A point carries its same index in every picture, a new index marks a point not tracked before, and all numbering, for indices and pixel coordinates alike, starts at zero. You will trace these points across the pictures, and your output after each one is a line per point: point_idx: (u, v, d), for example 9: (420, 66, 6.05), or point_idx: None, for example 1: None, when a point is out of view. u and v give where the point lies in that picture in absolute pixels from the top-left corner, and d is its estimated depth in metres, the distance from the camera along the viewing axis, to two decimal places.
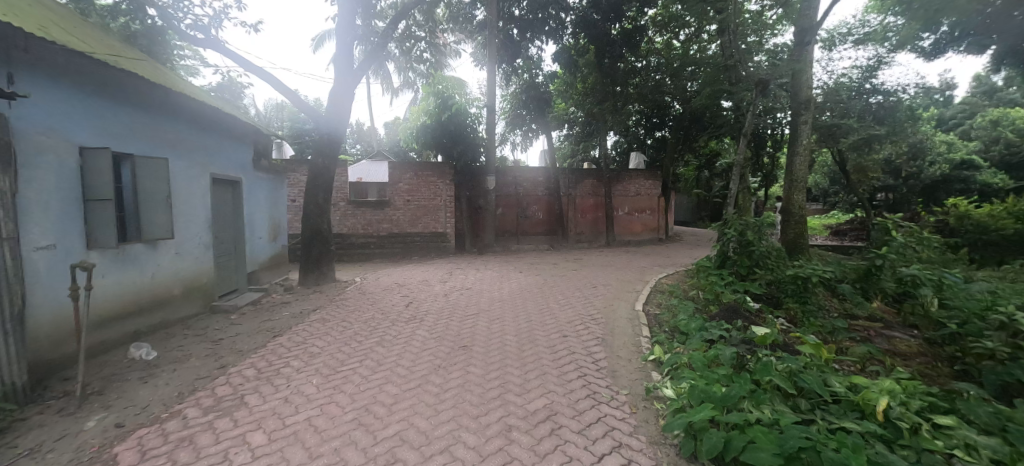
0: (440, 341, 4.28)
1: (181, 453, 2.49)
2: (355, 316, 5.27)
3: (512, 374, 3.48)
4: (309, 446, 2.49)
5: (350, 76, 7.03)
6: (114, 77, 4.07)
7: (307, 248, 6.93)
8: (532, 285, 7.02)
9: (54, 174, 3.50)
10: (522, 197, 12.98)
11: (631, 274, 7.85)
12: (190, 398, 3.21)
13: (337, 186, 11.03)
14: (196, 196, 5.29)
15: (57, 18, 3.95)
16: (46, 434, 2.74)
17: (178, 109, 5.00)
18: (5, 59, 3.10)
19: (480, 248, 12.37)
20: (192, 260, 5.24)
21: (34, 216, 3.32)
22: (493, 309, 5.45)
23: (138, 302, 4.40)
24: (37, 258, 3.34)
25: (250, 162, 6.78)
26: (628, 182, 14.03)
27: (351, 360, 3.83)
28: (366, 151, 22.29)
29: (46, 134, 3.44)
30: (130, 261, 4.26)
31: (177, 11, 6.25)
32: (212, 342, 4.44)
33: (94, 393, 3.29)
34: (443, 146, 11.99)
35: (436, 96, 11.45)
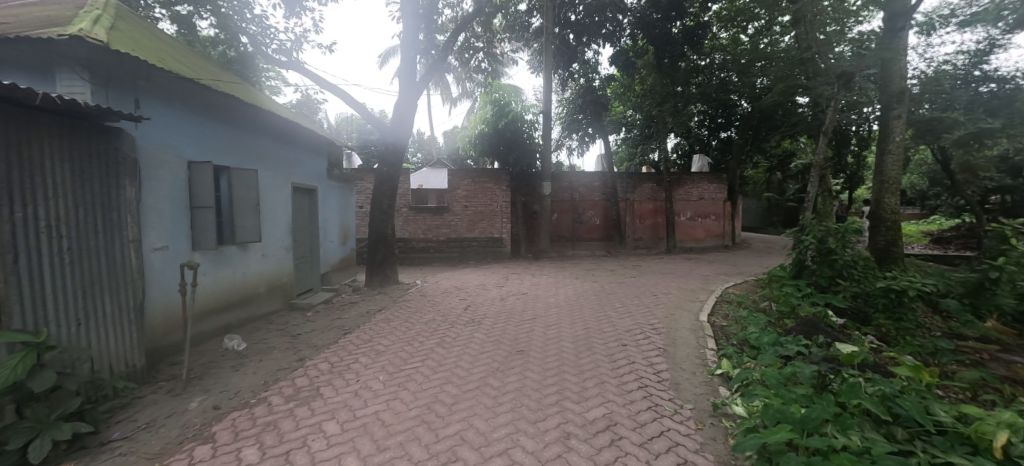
0: (497, 344, 4.35)
1: (267, 436, 2.76)
2: (418, 317, 5.51)
3: (570, 381, 3.44)
4: (378, 438, 2.65)
5: (413, 89, 7.39)
6: (215, 99, 4.62)
7: (373, 251, 7.36)
8: (589, 291, 6.91)
9: (168, 185, 4.04)
10: (578, 202, 12.92)
11: (694, 283, 7.48)
12: (273, 387, 3.53)
13: (401, 193, 11.68)
14: (280, 203, 5.84)
15: (172, 50, 4.60)
16: (159, 411, 3.16)
17: (266, 125, 5.57)
18: (132, 88, 3.66)
19: (535, 253, 12.39)
20: (275, 261, 5.78)
21: (153, 222, 3.86)
22: (550, 315, 5.45)
23: (231, 298, 4.93)
24: (154, 258, 3.87)
25: (324, 171, 7.35)
26: (690, 186, 13.41)
27: (414, 359, 4.00)
28: (426, 161, 23.36)
29: (163, 150, 3.98)
30: (226, 261, 4.80)
31: (266, 38, 7.04)
32: (291, 336, 4.86)
33: (196, 377, 3.73)
34: (500, 153, 12.25)
35: (493, 104, 11.92)
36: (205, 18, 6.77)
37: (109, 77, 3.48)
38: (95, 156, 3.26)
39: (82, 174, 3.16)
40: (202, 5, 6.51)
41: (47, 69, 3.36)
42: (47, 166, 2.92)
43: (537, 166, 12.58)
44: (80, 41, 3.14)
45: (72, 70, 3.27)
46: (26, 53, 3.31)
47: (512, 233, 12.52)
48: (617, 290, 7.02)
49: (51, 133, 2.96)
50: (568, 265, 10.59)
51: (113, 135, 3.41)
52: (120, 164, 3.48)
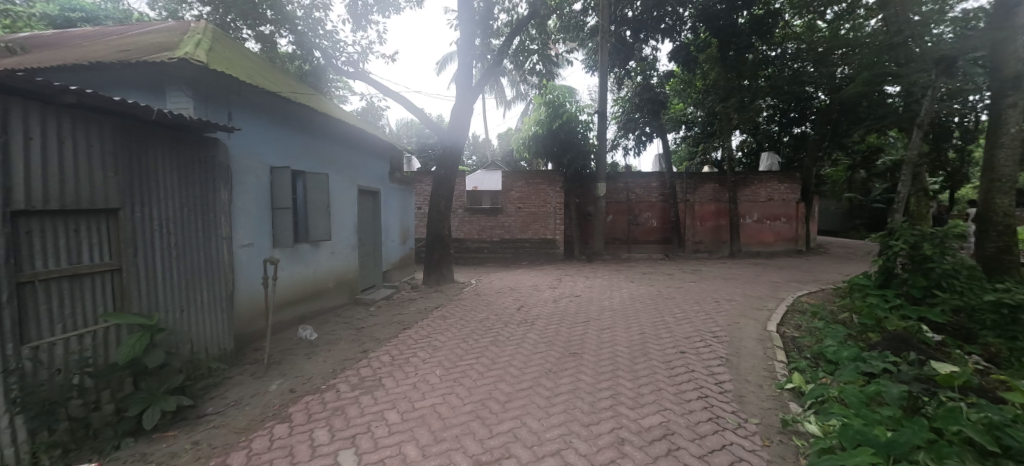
0: (550, 346, 4.35)
1: (336, 420, 2.99)
2: (472, 316, 5.66)
3: (624, 386, 3.37)
4: (434, 430, 2.77)
5: (470, 93, 7.60)
6: (293, 110, 5.07)
7: (431, 251, 7.66)
8: (645, 295, 6.70)
9: (254, 188, 4.50)
10: (634, 203, 12.63)
11: (761, 290, 6.98)
12: (340, 375, 3.80)
13: (456, 195, 12.09)
14: (347, 205, 6.27)
15: (258, 67, 5.11)
16: (244, 391, 3.54)
17: (335, 132, 6.00)
18: (226, 102, 4.12)
19: (589, 255, 12.23)
20: (343, 258, 6.22)
21: (241, 222, 4.32)
22: (604, 319, 5.36)
23: (305, 292, 5.38)
24: (242, 254, 4.34)
25: (386, 174, 7.77)
26: (756, 186, 12.56)
27: (468, 356, 4.13)
28: (480, 163, 23.94)
29: (250, 157, 4.44)
30: (301, 257, 5.25)
31: (335, 51, 7.59)
32: (356, 329, 5.20)
33: (275, 362, 4.13)
34: (554, 154, 12.25)
35: (547, 105, 11.91)
36: (284, 36, 7.43)
37: (208, 93, 3.95)
38: (197, 163, 3.72)
39: (187, 179, 3.63)
40: (282, 24, 7.15)
41: (158, 88, 3.86)
42: (160, 172, 3.39)
43: (591, 167, 12.42)
44: (186, 63, 3.59)
45: (180, 89, 3.74)
46: (142, 75, 3.83)
47: (565, 235, 12.47)
48: (676, 294, 6.74)
49: (165, 143, 3.43)
50: (623, 267, 10.35)
51: (211, 144, 3.88)
52: (217, 170, 3.94)
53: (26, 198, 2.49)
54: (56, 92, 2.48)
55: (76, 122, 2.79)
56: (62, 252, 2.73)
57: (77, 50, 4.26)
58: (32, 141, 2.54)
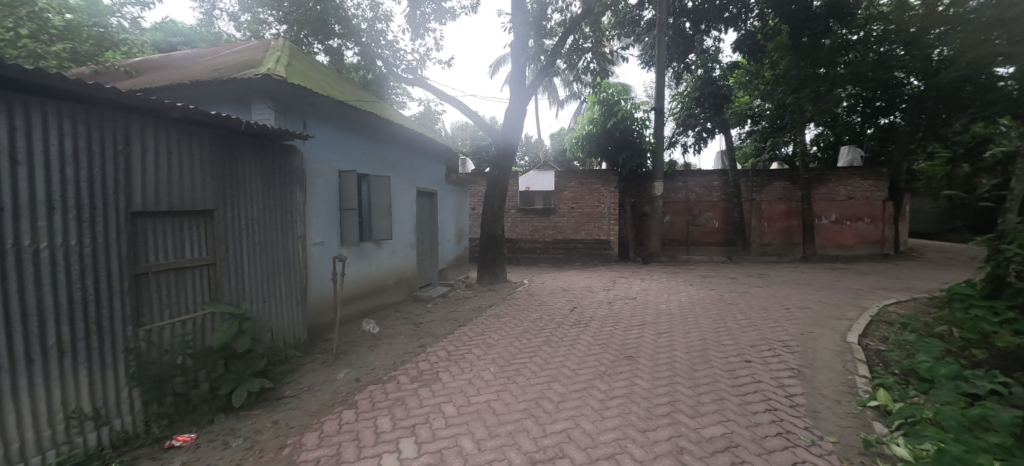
0: (604, 348, 4.29)
1: (397, 410, 3.16)
2: (526, 315, 5.72)
3: (683, 393, 3.25)
4: (489, 425, 2.84)
5: (524, 94, 7.67)
6: (359, 117, 5.42)
7: (485, 251, 7.83)
8: (706, 300, 6.39)
9: (324, 191, 4.87)
10: (694, 203, 12.08)
11: (840, 297, 6.38)
12: (401, 367, 4.01)
13: (510, 195, 12.29)
14: (406, 206, 6.58)
15: (329, 79, 5.53)
16: (316, 377, 3.85)
17: (396, 137, 6.33)
18: (301, 112, 4.50)
19: (645, 256, 11.88)
20: (402, 256, 6.54)
21: (314, 222, 4.70)
22: (661, 322, 5.18)
23: (368, 288, 5.72)
24: (314, 251, 4.72)
25: (443, 176, 8.05)
26: (833, 183, 11.51)
27: (522, 355, 4.18)
28: (533, 163, 24.08)
29: (321, 162, 4.81)
30: (365, 255, 5.60)
31: (396, 60, 8.00)
32: (415, 324, 5.46)
33: (342, 353, 4.45)
34: (608, 154, 11.87)
35: (601, 104, 11.64)
36: (350, 49, 7.93)
37: (287, 105, 4.34)
38: (277, 169, 4.11)
39: (269, 183, 4.02)
40: (349, 38, 7.69)
41: (244, 101, 4.30)
42: (247, 177, 3.78)
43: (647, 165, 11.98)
44: (268, 79, 3.99)
45: (263, 101, 4.15)
46: (233, 91, 4.29)
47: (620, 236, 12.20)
48: (740, 299, 6.36)
49: (251, 151, 3.82)
50: (682, 270, 9.95)
51: (289, 151, 4.26)
52: (293, 175, 4.32)
53: (143, 201, 2.91)
54: (166, 109, 2.87)
55: (181, 135, 3.20)
56: (170, 248, 3.15)
57: (181, 71, 4.83)
58: (147, 151, 2.95)
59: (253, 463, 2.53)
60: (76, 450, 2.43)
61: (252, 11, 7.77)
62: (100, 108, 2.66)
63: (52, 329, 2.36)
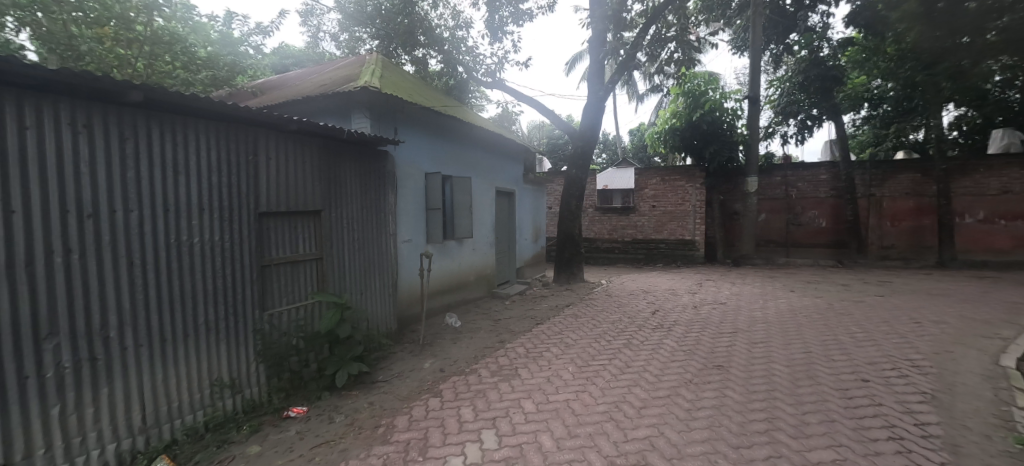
0: (690, 355, 4.05)
1: (479, 401, 3.31)
2: (605, 316, 5.62)
3: (784, 410, 2.95)
4: (569, 425, 2.85)
5: (602, 90, 7.50)
6: (444, 122, 5.72)
7: (562, 250, 7.82)
8: (811, 308, 5.72)
9: (412, 192, 5.22)
10: (795, 200, 10.87)
11: (991, 313, 5.29)
12: (482, 361, 4.18)
13: (588, 193, 12.28)
14: (486, 205, 6.81)
15: (417, 88, 5.92)
16: (405, 365, 4.16)
17: (477, 139, 6.57)
18: (393, 120, 4.88)
19: (736, 259, 11.02)
20: (482, 254, 6.78)
21: (403, 221, 5.08)
22: (757, 330, 4.76)
23: (450, 283, 6.02)
24: (403, 248, 5.10)
25: (520, 176, 8.19)
26: (981, 174, 9.59)
27: (601, 357, 4.11)
28: (610, 161, 23.57)
29: (410, 166, 5.16)
30: (448, 252, 5.90)
31: (475, 64, 8.30)
32: (494, 320, 5.65)
33: (428, 344, 4.75)
34: (693, 149, 11.11)
35: (686, 96, 10.92)
36: (434, 57, 8.39)
37: (381, 114, 4.73)
38: (373, 173, 4.50)
39: (366, 185, 4.42)
40: (432, 47, 8.12)
41: (345, 113, 4.78)
42: (348, 180, 4.21)
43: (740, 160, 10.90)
44: (365, 91, 4.39)
45: (361, 112, 4.57)
46: (336, 103, 4.78)
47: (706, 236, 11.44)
48: (854, 309, 5.59)
49: (352, 157, 4.24)
50: (779, 274, 9.04)
51: (383, 156, 4.64)
52: (386, 178, 4.70)
53: (267, 203, 3.38)
54: (284, 122, 3.29)
55: (297, 145, 3.66)
56: (289, 244, 3.63)
57: (294, 89, 5.50)
58: (271, 160, 3.42)
59: (353, 438, 2.83)
60: (217, 412, 2.94)
61: (351, 30, 8.58)
62: (237, 125, 3.15)
63: (203, 311, 2.89)
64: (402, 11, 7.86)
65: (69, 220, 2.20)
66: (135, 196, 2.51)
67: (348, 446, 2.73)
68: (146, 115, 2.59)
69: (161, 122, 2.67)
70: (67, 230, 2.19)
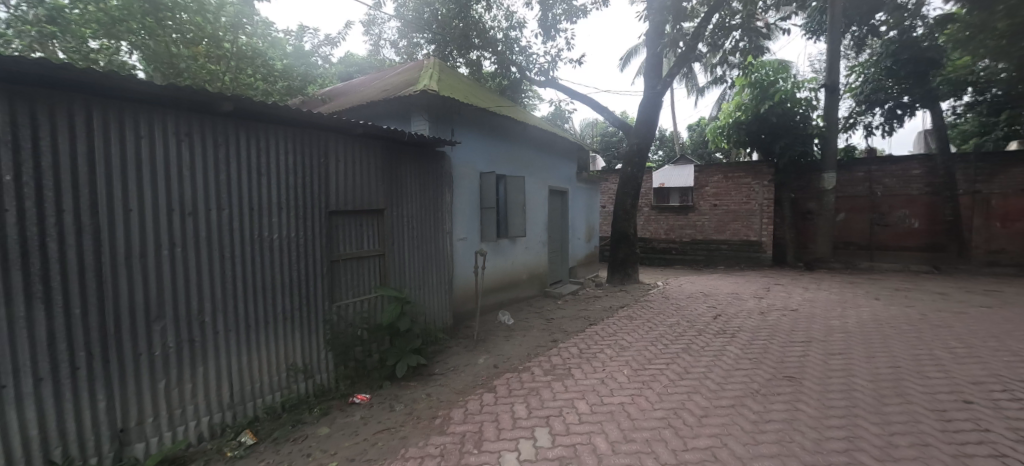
0: (757, 364, 3.81)
1: (532, 399, 3.34)
2: (662, 319, 5.44)
3: (867, 428, 2.68)
4: (624, 429, 2.80)
5: (661, 84, 7.23)
6: (499, 121, 5.81)
7: (616, 249, 7.65)
8: (900, 318, 5.14)
9: (468, 191, 5.36)
10: (880, 199, 9.81)
11: None
12: (535, 359, 4.21)
13: (644, 192, 11.99)
14: (539, 204, 6.82)
15: (472, 89, 6.07)
16: (461, 360, 4.29)
17: (531, 138, 6.59)
18: (450, 121, 5.02)
19: (811, 263, 10.24)
20: (535, 253, 6.82)
21: (459, 219, 5.23)
22: (834, 341, 4.37)
23: (504, 281, 6.11)
24: (459, 246, 5.26)
25: (574, 174, 8.11)
26: None
27: (658, 361, 3.99)
28: (667, 158, 22.70)
29: (465, 166, 5.30)
30: (501, 250, 5.99)
31: (529, 64, 8.33)
32: (547, 319, 5.66)
33: (481, 340, 4.86)
34: (761, 143, 10.35)
35: (752, 87, 10.12)
36: (487, 58, 8.53)
37: (439, 116, 4.89)
38: (431, 173, 4.68)
39: (424, 186, 4.61)
40: (487, 48, 8.27)
41: (406, 116, 5.00)
42: (408, 181, 4.41)
43: (814, 154, 10.01)
44: (425, 94, 4.56)
45: (421, 114, 4.76)
46: (397, 108, 5.03)
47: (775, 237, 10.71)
48: (955, 322, 4.94)
49: (412, 158, 4.44)
50: (861, 280, 8.21)
51: (441, 157, 4.80)
52: (443, 178, 4.86)
53: (336, 203, 3.63)
54: (352, 127, 3.51)
55: (363, 148, 3.90)
56: (355, 241, 3.87)
57: (360, 95, 5.84)
58: (340, 163, 3.67)
59: (412, 427, 2.97)
60: (293, 394, 3.22)
61: (409, 36, 8.99)
62: (311, 131, 3.41)
63: (281, 301, 3.18)
64: (458, 15, 8.06)
65: (173, 218, 2.54)
66: (226, 197, 2.82)
67: (407, 433, 2.88)
68: (236, 123, 2.88)
69: (248, 129, 2.96)
70: (171, 226, 2.53)
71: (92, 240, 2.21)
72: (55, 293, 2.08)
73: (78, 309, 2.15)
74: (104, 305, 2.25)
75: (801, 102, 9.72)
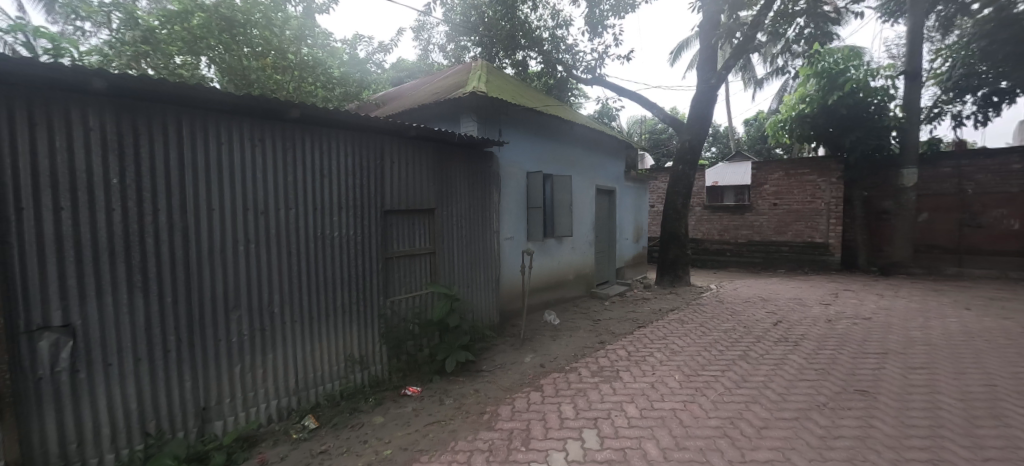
0: (823, 375, 3.57)
1: (580, 400, 3.33)
2: (715, 323, 5.23)
3: (955, 451, 2.43)
4: (676, 435, 2.72)
5: (715, 78, 6.91)
6: (545, 121, 5.82)
7: (665, 250, 7.41)
8: (996, 331, 4.59)
9: (514, 191, 5.42)
10: (971, 197, 8.75)
11: None
12: (582, 360, 4.19)
13: (696, 191, 11.57)
14: (586, 203, 6.75)
15: (519, 89, 6.12)
16: (507, 358, 4.36)
17: (578, 136, 6.53)
18: (498, 122, 5.09)
19: (885, 267, 9.48)
20: (581, 253, 6.76)
21: (505, 219, 5.30)
22: (914, 353, 3.99)
23: (549, 281, 6.11)
24: (506, 245, 5.33)
25: (622, 173, 7.95)
26: None
27: (713, 367, 3.84)
28: (721, 155, 21.61)
29: (512, 165, 5.35)
30: (546, 249, 6.00)
31: (575, 62, 8.25)
32: (593, 320, 5.60)
33: (527, 339, 4.89)
34: (828, 137, 9.59)
35: (819, 76, 9.38)
36: (533, 58, 8.55)
37: (487, 117, 4.98)
38: (479, 173, 4.77)
39: (473, 185, 4.70)
40: (533, 48, 8.31)
41: (455, 118, 5.14)
42: (458, 181, 4.53)
43: (891, 148, 9.12)
44: (473, 96, 4.65)
45: (469, 116, 4.87)
46: (447, 111, 5.19)
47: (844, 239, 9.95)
48: None
49: (461, 159, 4.55)
50: (946, 287, 7.40)
51: (489, 157, 4.88)
52: (491, 178, 4.94)
53: (390, 202, 3.80)
54: (405, 129, 3.66)
55: (415, 149, 4.05)
56: (408, 239, 4.03)
57: (411, 99, 6.06)
58: (394, 164, 3.84)
59: (462, 421, 3.07)
60: (350, 383, 3.42)
61: (457, 40, 9.22)
62: (368, 134, 3.59)
63: (340, 295, 3.38)
64: (505, 17, 8.12)
65: (247, 216, 2.79)
66: (293, 198, 3.05)
67: (457, 427, 2.98)
68: (303, 128, 3.10)
69: (313, 134, 3.17)
70: (245, 224, 2.78)
71: (182, 236, 2.49)
72: (151, 282, 2.37)
73: (169, 297, 2.44)
74: (190, 294, 2.53)
75: (875, 91, 8.88)
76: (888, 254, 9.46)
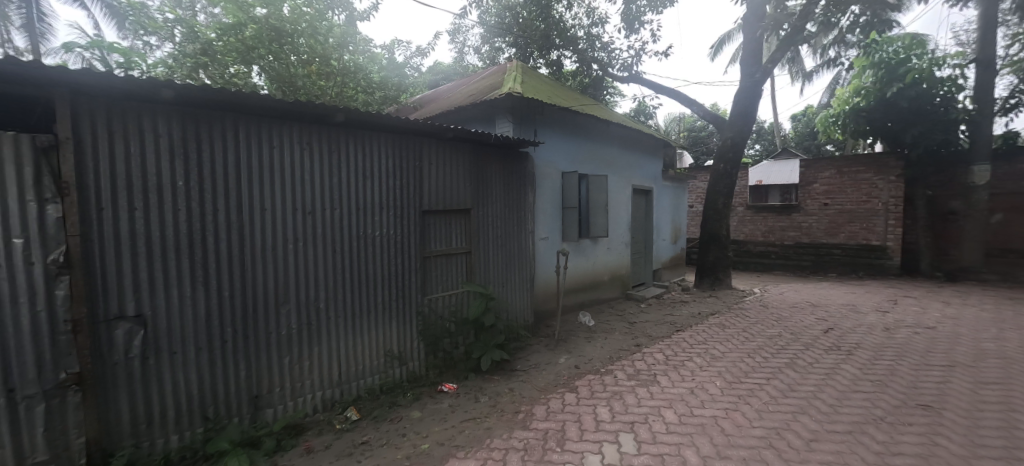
0: (880, 387, 3.35)
1: (616, 403, 3.30)
2: (760, 329, 5.02)
3: None
4: (717, 444, 2.65)
5: (760, 72, 6.60)
6: (580, 120, 5.77)
7: (705, 252, 7.18)
8: None
9: (549, 190, 5.41)
10: None
11: None
12: (618, 363, 4.14)
13: (738, 191, 11.17)
14: (621, 203, 6.64)
15: (554, 88, 6.12)
16: (542, 358, 4.38)
17: (614, 135, 6.44)
18: (533, 122, 5.10)
19: (954, 272, 8.71)
20: (617, 254, 6.66)
21: (540, 219, 5.31)
22: (986, 367, 3.67)
23: (584, 281, 6.07)
24: (540, 245, 5.34)
25: (659, 172, 7.76)
26: None
27: (757, 375, 3.69)
28: (766, 152, 20.62)
29: (547, 166, 5.34)
30: (581, 250, 5.96)
31: (611, 60, 8.13)
32: (630, 323, 5.52)
33: (561, 340, 4.89)
34: (886, 131, 8.96)
35: (876, 67, 8.76)
36: (568, 58, 8.50)
37: (522, 117, 5.00)
38: (513, 173, 4.80)
39: (507, 186, 4.74)
40: (568, 48, 8.27)
41: (491, 119, 5.20)
42: (493, 181, 4.57)
43: (959, 142, 8.37)
44: (509, 97, 4.68)
45: (505, 117, 4.91)
46: (484, 113, 5.26)
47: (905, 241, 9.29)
48: None
49: (496, 160, 4.59)
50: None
51: (524, 157, 4.89)
52: (526, 178, 4.96)
53: (428, 203, 3.90)
54: (442, 130, 3.74)
55: (452, 150, 4.12)
56: (444, 238, 4.12)
57: (448, 101, 6.18)
58: (432, 165, 3.93)
59: (497, 419, 3.12)
60: (390, 378, 3.55)
61: (491, 42, 9.31)
62: (407, 136, 3.69)
63: (381, 293, 3.51)
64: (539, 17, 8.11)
65: (296, 217, 2.95)
66: (338, 199, 3.19)
67: (492, 425, 3.03)
68: (346, 131, 3.23)
69: (356, 137, 3.30)
70: (294, 224, 2.94)
71: (238, 235, 2.67)
72: (212, 277, 2.57)
73: (227, 292, 2.63)
74: (245, 289, 2.72)
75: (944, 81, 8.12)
76: (956, 257, 8.68)
